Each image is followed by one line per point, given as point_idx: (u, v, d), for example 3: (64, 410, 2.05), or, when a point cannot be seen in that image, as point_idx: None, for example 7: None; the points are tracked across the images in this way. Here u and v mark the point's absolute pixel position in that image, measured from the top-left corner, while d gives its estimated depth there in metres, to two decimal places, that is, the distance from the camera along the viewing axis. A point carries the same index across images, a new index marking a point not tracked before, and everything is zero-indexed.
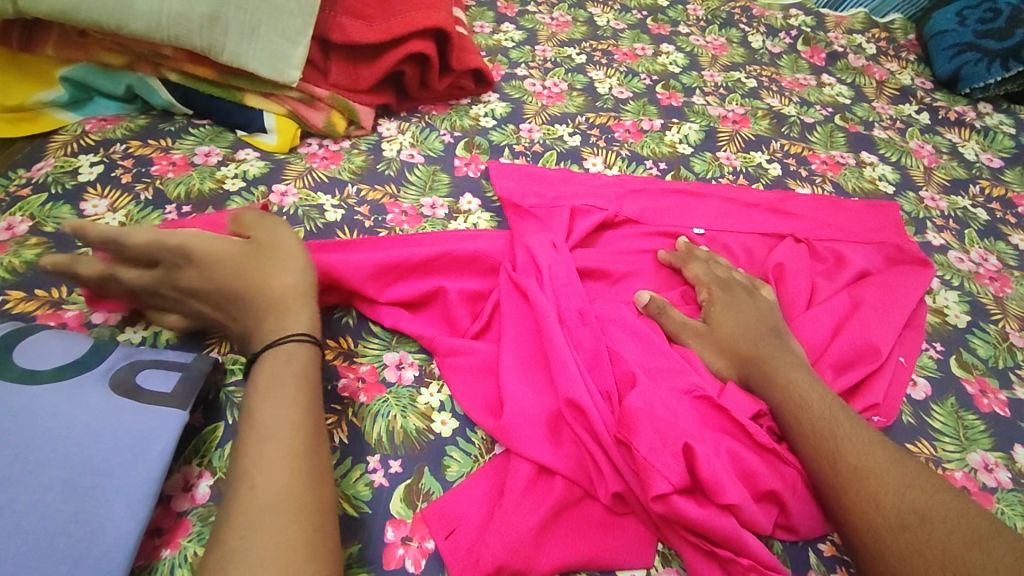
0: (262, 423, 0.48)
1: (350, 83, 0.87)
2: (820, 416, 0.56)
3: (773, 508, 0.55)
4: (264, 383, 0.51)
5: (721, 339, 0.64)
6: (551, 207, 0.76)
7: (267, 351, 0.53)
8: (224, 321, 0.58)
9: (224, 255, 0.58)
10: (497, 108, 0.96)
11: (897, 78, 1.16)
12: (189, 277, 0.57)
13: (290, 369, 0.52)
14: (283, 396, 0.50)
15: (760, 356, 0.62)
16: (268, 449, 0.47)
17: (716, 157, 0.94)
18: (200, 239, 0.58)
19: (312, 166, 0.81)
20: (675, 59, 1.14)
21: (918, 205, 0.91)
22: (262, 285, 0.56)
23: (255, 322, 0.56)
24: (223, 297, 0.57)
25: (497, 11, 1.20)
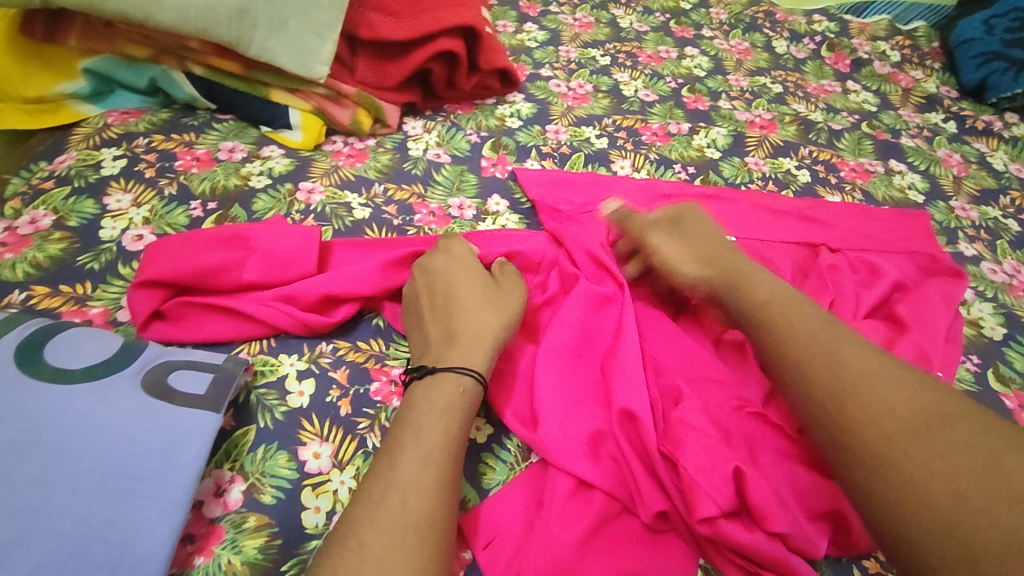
0: (421, 440, 0.48)
1: (376, 81, 0.86)
2: (813, 347, 0.54)
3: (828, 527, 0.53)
4: (435, 406, 0.51)
5: (684, 244, 0.66)
6: (585, 214, 0.75)
7: (452, 371, 0.53)
8: (423, 318, 0.59)
9: (468, 268, 0.62)
10: (523, 108, 0.95)
11: (923, 86, 1.15)
12: (442, 257, 0.62)
13: (463, 402, 0.52)
14: (446, 429, 0.50)
15: (723, 259, 0.63)
16: (427, 472, 0.47)
17: (745, 162, 0.93)
18: (460, 247, 0.63)
19: (337, 164, 0.80)
20: (700, 63, 1.13)
21: (948, 214, 0.90)
22: (473, 313, 0.57)
23: (449, 338, 0.56)
24: (445, 295, 0.59)
25: (519, 10, 1.19)
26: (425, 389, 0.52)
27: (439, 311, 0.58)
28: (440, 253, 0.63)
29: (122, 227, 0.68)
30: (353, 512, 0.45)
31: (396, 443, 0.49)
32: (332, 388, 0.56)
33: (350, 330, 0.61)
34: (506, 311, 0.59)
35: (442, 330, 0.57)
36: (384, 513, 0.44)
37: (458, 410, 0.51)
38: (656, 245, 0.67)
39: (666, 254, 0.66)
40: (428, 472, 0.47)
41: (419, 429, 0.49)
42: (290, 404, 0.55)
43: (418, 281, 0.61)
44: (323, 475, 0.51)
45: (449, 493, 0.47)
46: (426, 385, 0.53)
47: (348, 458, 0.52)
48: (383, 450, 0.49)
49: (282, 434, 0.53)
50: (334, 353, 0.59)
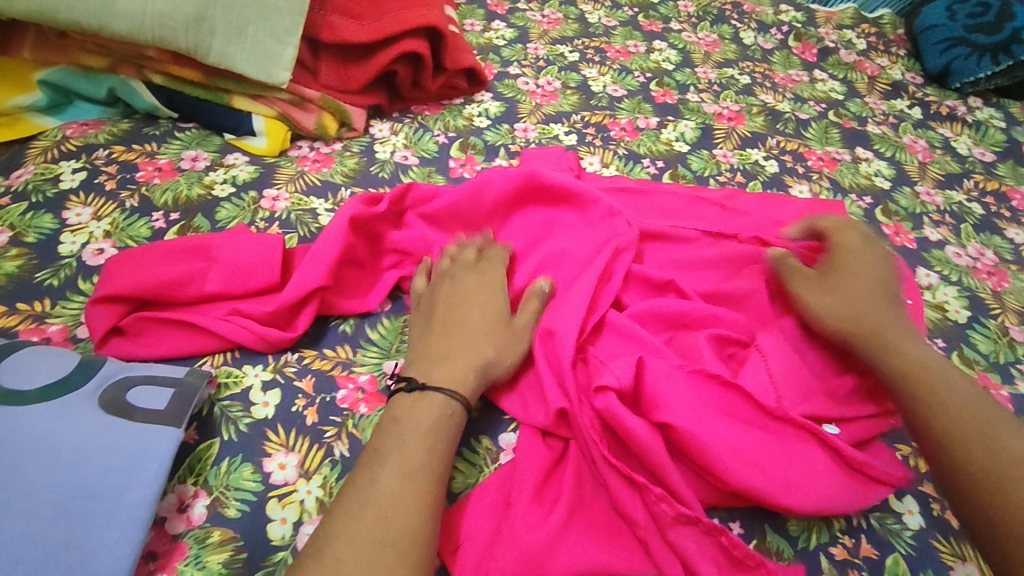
0: (403, 456, 0.49)
1: (340, 84, 0.85)
2: (958, 411, 0.55)
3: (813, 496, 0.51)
4: (418, 425, 0.51)
5: (831, 292, 0.65)
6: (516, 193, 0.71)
7: (443, 393, 0.53)
8: (431, 330, 0.60)
9: (483, 289, 0.62)
10: (491, 108, 0.95)
11: (888, 73, 1.16)
12: (465, 276, 0.63)
13: (448, 422, 0.52)
14: (430, 447, 0.51)
15: (874, 323, 0.62)
16: (409, 488, 0.48)
17: (713, 155, 0.93)
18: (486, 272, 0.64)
19: (303, 170, 0.80)
20: (669, 56, 1.13)
21: (914, 200, 0.91)
22: (478, 338, 0.58)
23: (447, 356, 0.57)
24: (460, 313, 0.60)
25: (487, 9, 1.19)
26: (411, 403, 0.53)
27: (439, 328, 0.59)
28: (473, 272, 0.64)
29: (82, 241, 0.67)
30: (332, 526, 0.46)
31: (379, 459, 0.50)
32: (298, 398, 0.56)
33: (317, 339, 0.62)
34: (505, 338, 0.58)
35: (441, 346, 0.57)
36: (362, 528, 0.45)
37: (442, 428, 0.52)
38: (799, 283, 0.66)
39: (809, 300, 0.65)
40: (408, 489, 0.48)
41: (402, 446, 0.50)
42: (255, 416, 0.54)
43: (441, 293, 0.62)
44: (289, 486, 0.51)
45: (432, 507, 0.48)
46: (411, 401, 0.53)
47: (314, 467, 0.52)
48: (364, 466, 0.49)
49: (246, 447, 0.52)
50: (300, 362, 0.59)
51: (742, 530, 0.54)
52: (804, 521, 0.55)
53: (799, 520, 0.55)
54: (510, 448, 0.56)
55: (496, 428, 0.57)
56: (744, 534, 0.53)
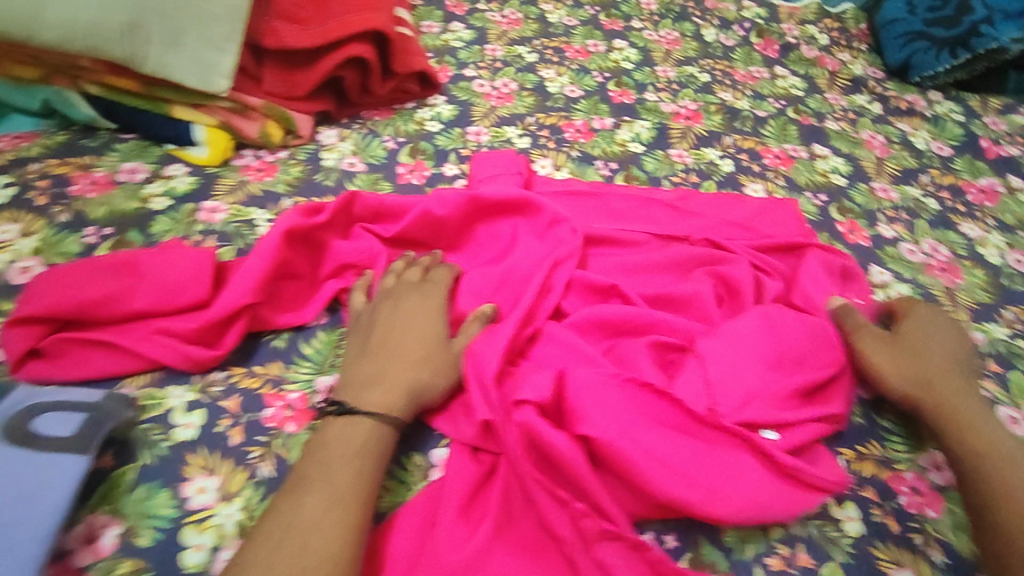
0: (329, 480, 0.49)
1: (285, 91, 0.83)
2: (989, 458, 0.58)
3: (741, 501, 0.51)
4: (346, 449, 0.51)
5: (896, 350, 0.66)
6: (464, 209, 0.71)
7: (374, 419, 0.52)
8: (367, 347, 0.58)
9: (422, 309, 0.61)
10: (444, 111, 0.93)
11: (850, 68, 1.15)
12: (408, 295, 0.62)
13: (378, 445, 0.52)
14: (358, 470, 0.50)
15: (938, 383, 0.63)
16: (334, 514, 0.47)
17: (669, 155, 0.92)
18: (427, 292, 0.63)
19: (245, 180, 0.78)
20: (629, 55, 1.11)
21: (869, 196, 0.91)
22: (413, 358, 0.57)
23: (379, 375, 0.55)
24: (399, 333, 0.58)
25: (446, 10, 1.17)
26: (341, 426, 0.52)
27: (373, 346, 0.58)
28: (417, 292, 0.63)
29: (8, 259, 0.65)
30: (251, 553, 0.45)
31: (304, 484, 0.49)
32: (222, 418, 0.55)
33: (247, 357, 0.61)
34: (440, 360, 0.58)
35: (375, 366, 0.56)
36: (282, 556, 0.44)
37: (372, 452, 0.51)
38: (863, 340, 0.67)
39: (876, 359, 0.66)
40: (332, 515, 0.47)
41: (329, 470, 0.49)
42: (175, 438, 0.53)
43: (382, 310, 0.61)
44: (207, 511, 0.50)
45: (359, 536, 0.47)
46: (341, 423, 0.52)
47: (235, 489, 0.51)
48: (288, 494, 0.48)
49: (165, 472, 0.51)
50: (226, 381, 0.58)
51: (676, 543, 0.54)
52: (741, 532, 0.56)
53: (735, 531, 0.55)
54: (441, 464, 0.56)
55: (429, 444, 0.57)
56: (677, 547, 0.54)
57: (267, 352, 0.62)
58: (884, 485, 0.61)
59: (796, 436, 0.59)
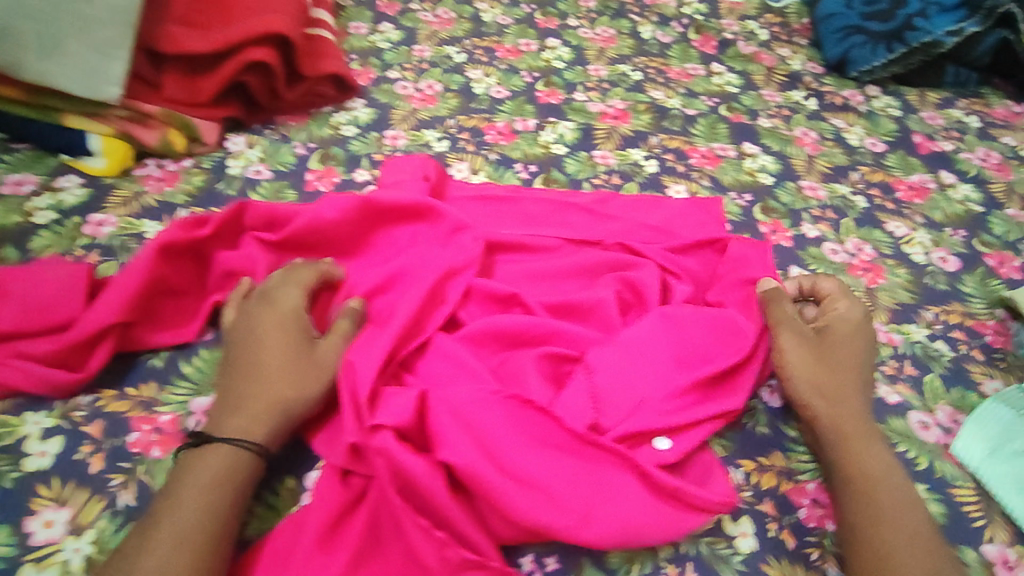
0: (178, 516, 0.48)
1: (188, 98, 0.81)
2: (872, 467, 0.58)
3: (612, 522, 0.51)
4: (200, 482, 0.50)
5: (810, 350, 0.65)
6: (358, 215, 0.69)
7: (229, 444, 0.52)
8: (233, 364, 0.57)
9: (289, 316, 0.60)
10: (361, 115, 0.90)
11: (787, 64, 1.13)
12: (276, 301, 0.61)
13: (232, 475, 0.51)
14: (210, 503, 0.49)
15: (839, 393, 0.62)
16: (181, 551, 0.46)
17: (591, 156, 0.90)
18: (293, 297, 0.61)
19: (142, 191, 0.75)
20: (561, 55, 1.08)
21: (796, 195, 0.89)
22: (273, 373, 0.56)
23: (241, 396, 0.55)
24: (262, 346, 0.58)
25: (376, 10, 1.12)
26: (197, 458, 0.51)
27: (235, 368, 0.57)
28: (285, 295, 0.61)
29: None
30: None
31: (153, 522, 0.48)
32: (82, 445, 0.55)
33: (119, 379, 0.60)
34: (304, 371, 0.57)
35: (237, 385, 0.56)
36: None
37: (228, 482, 0.51)
38: (782, 334, 0.66)
39: (788, 357, 0.64)
40: (181, 552, 0.46)
41: (180, 505, 0.48)
42: (26, 468, 0.53)
43: (250, 319, 0.60)
44: (51, 546, 0.49)
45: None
46: (197, 456, 0.52)
47: (88, 521, 0.51)
48: (141, 531, 0.47)
49: (11, 506, 0.51)
50: (91, 405, 0.58)
51: (557, 565, 0.54)
52: (628, 551, 0.55)
53: (620, 551, 0.55)
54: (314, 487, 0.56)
55: (302, 468, 0.57)
56: (558, 569, 0.53)
57: (139, 373, 0.61)
58: (784, 497, 0.60)
59: (687, 442, 0.58)
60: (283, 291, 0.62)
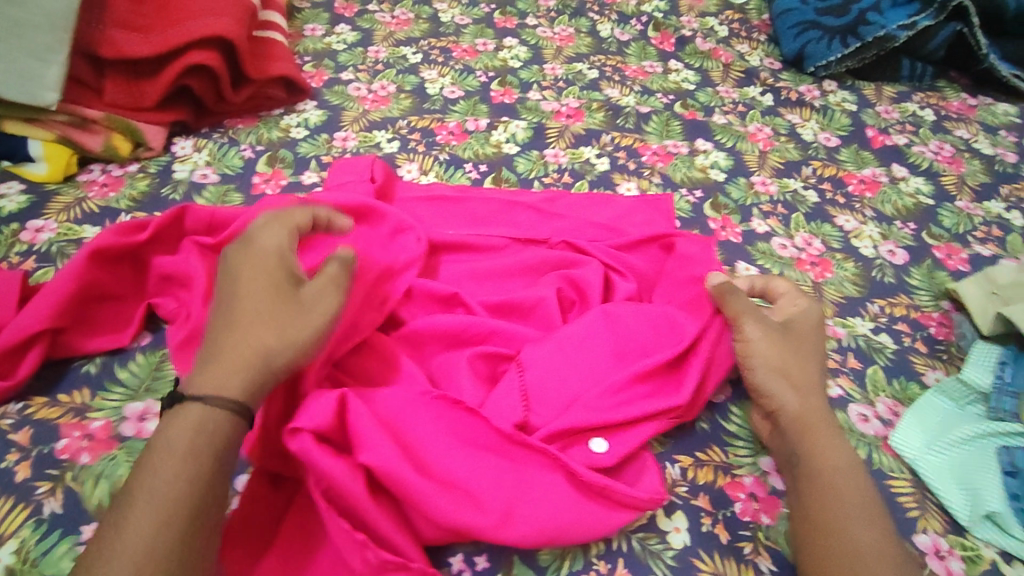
0: (151, 490, 0.45)
1: (131, 103, 0.80)
2: (829, 457, 0.57)
3: (536, 523, 0.51)
4: (177, 451, 0.47)
5: (777, 341, 0.62)
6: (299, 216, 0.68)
7: (205, 402, 0.49)
8: (220, 311, 0.54)
9: (272, 261, 0.56)
10: (311, 117, 0.90)
11: (745, 60, 1.14)
12: (263, 246, 0.57)
13: (208, 441, 0.48)
14: (184, 472, 0.46)
15: (807, 386, 0.61)
16: (149, 525, 0.43)
17: (543, 155, 0.90)
18: (278, 241, 0.57)
19: (85, 197, 0.75)
20: (517, 54, 1.08)
21: (747, 190, 0.89)
22: (253, 324, 0.52)
23: (223, 348, 0.51)
24: (250, 290, 0.54)
25: (334, 12, 1.12)
26: (173, 424, 0.48)
27: (216, 320, 0.54)
28: (271, 240, 0.57)
29: None
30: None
31: (129, 495, 0.45)
32: (11, 453, 0.55)
33: (52, 386, 0.60)
34: (286, 319, 0.53)
35: (220, 336, 0.52)
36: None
37: (205, 449, 0.47)
38: (749, 325, 0.62)
39: (753, 348, 0.62)
40: (154, 525, 0.43)
41: (154, 476, 0.46)
42: None
43: (239, 264, 0.56)
44: None
45: (200, 558, 0.44)
46: (174, 421, 0.48)
47: (13, 529, 0.51)
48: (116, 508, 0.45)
49: None
50: (21, 413, 0.57)
51: (486, 564, 0.54)
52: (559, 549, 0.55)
53: (551, 549, 0.55)
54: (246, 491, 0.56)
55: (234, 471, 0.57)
56: (487, 568, 0.53)
57: (73, 379, 0.61)
58: (719, 492, 0.60)
59: (625, 442, 0.58)
60: (271, 236, 0.58)
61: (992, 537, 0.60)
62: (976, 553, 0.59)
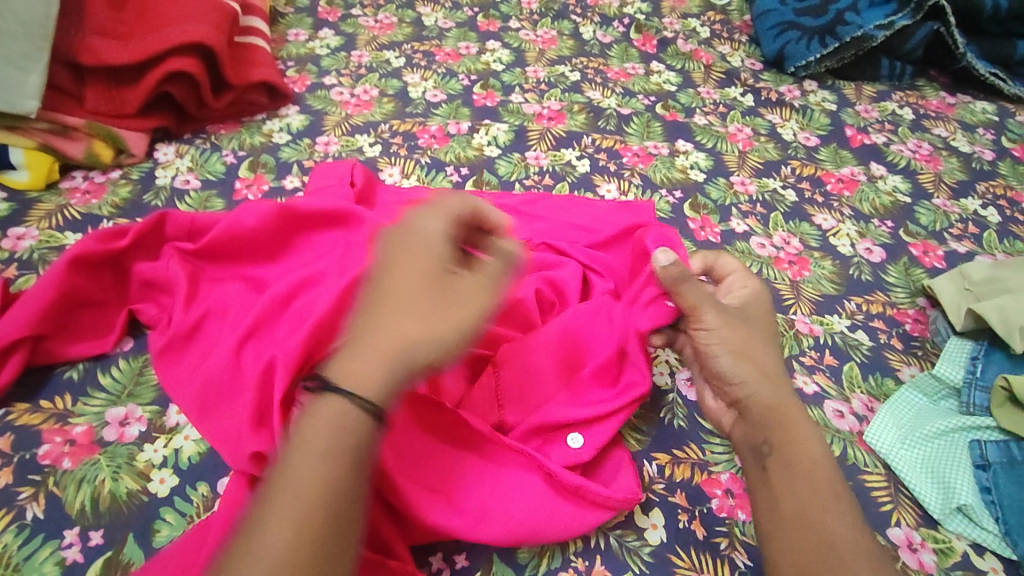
0: (292, 482, 0.45)
1: (112, 109, 0.81)
2: (802, 448, 0.56)
3: (513, 522, 0.53)
4: (318, 444, 0.47)
5: (736, 327, 0.62)
6: (277, 223, 0.68)
7: (342, 397, 0.49)
8: (377, 291, 0.55)
9: (429, 253, 0.57)
10: (293, 122, 0.91)
11: (726, 61, 1.15)
12: (419, 236, 0.58)
13: (344, 436, 0.48)
14: (321, 467, 0.46)
15: (776, 377, 0.60)
16: (292, 519, 0.44)
17: (524, 158, 0.91)
18: (428, 232, 0.58)
19: (67, 204, 0.75)
20: (500, 57, 1.09)
21: (726, 190, 0.90)
22: (404, 313, 0.53)
23: (376, 334, 0.52)
24: (412, 275, 0.55)
25: (317, 17, 1.13)
26: (313, 415, 0.48)
27: (371, 299, 0.55)
28: (427, 232, 0.58)
29: None
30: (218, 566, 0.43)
31: (269, 488, 0.46)
32: None
33: (34, 392, 0.60)
34: (435, 313, 0.53)
35: (376, 322, 0.53)
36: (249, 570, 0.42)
37: (338, 442, 0.48)
38: (707, 316, 0.61)
39: (715, 336, 0.61)
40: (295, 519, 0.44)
41: (291, 468, 0.46)
42: None
43: (396, 251, 0.57)
44: None
45: (336, 556, 0.44)
46: (315, 412, 0.49)
47: None
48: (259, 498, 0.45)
49: None
50: (3, 420, 0.58)
51: (465, 563, 0.54)
52: (538, 547, 0.56)
53: (530, 547, 0.56)
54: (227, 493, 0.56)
55: (215, 474, 0.57)
56: (466, 567, 0.54)
57: (55, 385, 0.61)
58: (696, 489, 0.61)
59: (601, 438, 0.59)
60: (429, 227, 0.59)
61: (964, 529, 0.61)
62: (948, 545, 0.60)
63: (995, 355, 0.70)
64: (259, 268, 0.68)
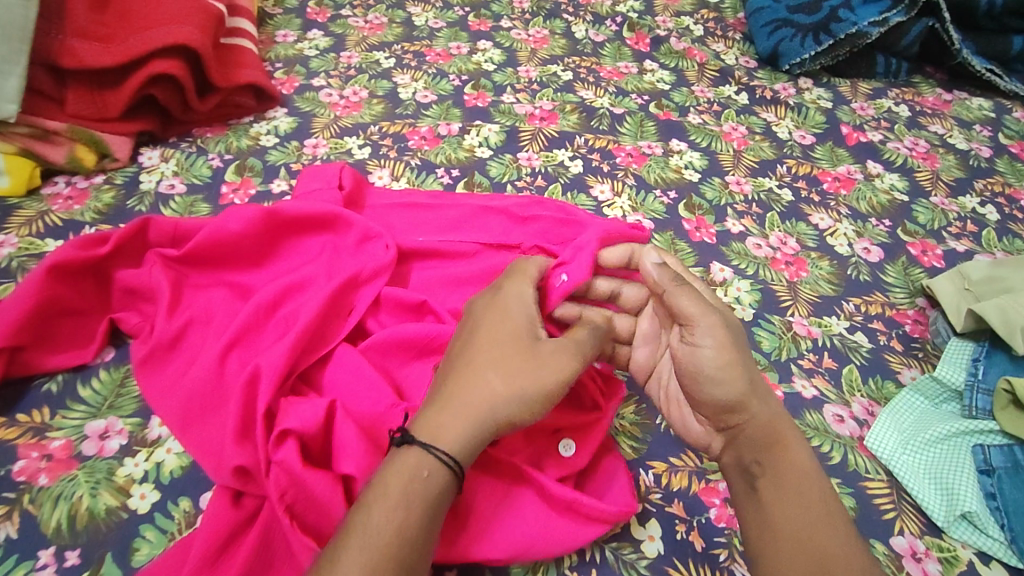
0: (363, 532, 0.44)
1: (95, 113, 0.79)
2: (797, 464, 0.53)
3: (504, 538, 0.52)
4: (394, 494, 0.46)
5: (727, 339, 0.56)
6: (263, 226, 0.66)
7: (426, 451, 0.48)
8: (459, 353, 0.55)
9: (515, 317, 0.57)
10: (281, 124, 0.89)
11: (720, 59, 1.13)
12: (509, 300, 0.58)
13: (422, 490, 0.47)
14: (402, 519, 0.45)
15: (765, 391, 0.56)
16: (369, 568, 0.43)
17: (516, 159, 0.89)
18: (514, 295, 0.59)
19: (48, 210, 0.74)
20: (491, 57, 1.07)
21: (721, 190, 0.89)
22: (489, 373, 0.52)
23: (457, 394, 0.52)
24: (498, 338, 0.55)
25: (306, 17, 1.11)
26: (391, 465, 0.48)
27: (452, 361, 0.55)
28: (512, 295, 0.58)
29: None
30: None
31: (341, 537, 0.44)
32: None
33: (12, 404, 0.59)
34: (522, 375, 0.52)
35: (457, 383, 0.52)
36: None
37: (416, 494, 0.47)
38: (698, 329, 0.56)
39: (704, 353, 0.56)
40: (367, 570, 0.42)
41: (366, 518, 0.45)
42: None
43: (482, 314, 0.57)
44: None
45: None
46: (396, 464, 0.48)
47: None
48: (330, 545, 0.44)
49: None
50: None
51: None
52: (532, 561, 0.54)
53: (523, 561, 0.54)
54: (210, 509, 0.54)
55: (197, 488, 0.55)
56: None
57: (34, 397, 0.59)
58: (693, 498, 0.59)
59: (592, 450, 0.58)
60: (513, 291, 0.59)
61: (969, 537, 0.60)
62: (954, 554, 0.59)
63: (996, 357, 0.69)
64: (246, 273, 0.67)
